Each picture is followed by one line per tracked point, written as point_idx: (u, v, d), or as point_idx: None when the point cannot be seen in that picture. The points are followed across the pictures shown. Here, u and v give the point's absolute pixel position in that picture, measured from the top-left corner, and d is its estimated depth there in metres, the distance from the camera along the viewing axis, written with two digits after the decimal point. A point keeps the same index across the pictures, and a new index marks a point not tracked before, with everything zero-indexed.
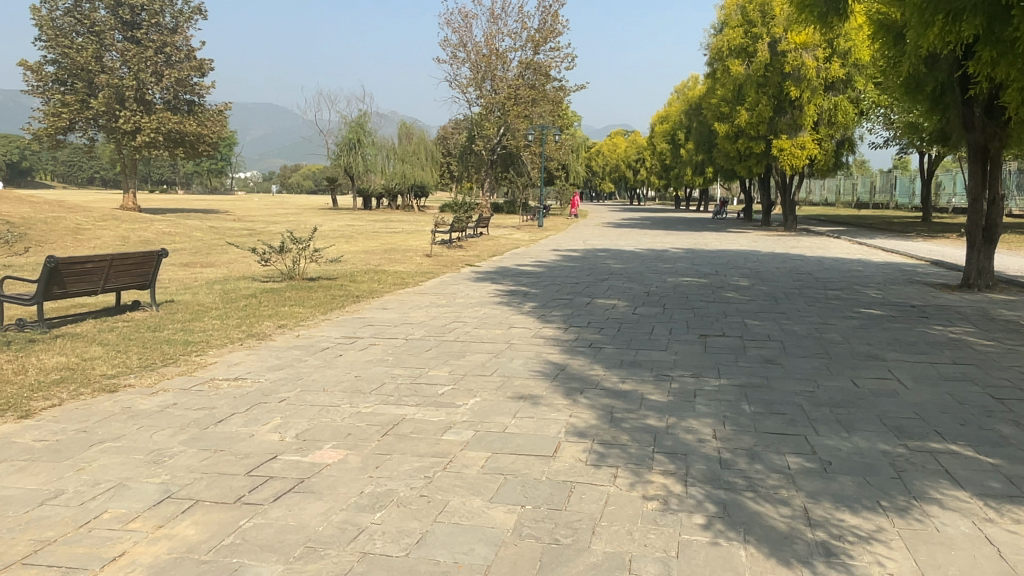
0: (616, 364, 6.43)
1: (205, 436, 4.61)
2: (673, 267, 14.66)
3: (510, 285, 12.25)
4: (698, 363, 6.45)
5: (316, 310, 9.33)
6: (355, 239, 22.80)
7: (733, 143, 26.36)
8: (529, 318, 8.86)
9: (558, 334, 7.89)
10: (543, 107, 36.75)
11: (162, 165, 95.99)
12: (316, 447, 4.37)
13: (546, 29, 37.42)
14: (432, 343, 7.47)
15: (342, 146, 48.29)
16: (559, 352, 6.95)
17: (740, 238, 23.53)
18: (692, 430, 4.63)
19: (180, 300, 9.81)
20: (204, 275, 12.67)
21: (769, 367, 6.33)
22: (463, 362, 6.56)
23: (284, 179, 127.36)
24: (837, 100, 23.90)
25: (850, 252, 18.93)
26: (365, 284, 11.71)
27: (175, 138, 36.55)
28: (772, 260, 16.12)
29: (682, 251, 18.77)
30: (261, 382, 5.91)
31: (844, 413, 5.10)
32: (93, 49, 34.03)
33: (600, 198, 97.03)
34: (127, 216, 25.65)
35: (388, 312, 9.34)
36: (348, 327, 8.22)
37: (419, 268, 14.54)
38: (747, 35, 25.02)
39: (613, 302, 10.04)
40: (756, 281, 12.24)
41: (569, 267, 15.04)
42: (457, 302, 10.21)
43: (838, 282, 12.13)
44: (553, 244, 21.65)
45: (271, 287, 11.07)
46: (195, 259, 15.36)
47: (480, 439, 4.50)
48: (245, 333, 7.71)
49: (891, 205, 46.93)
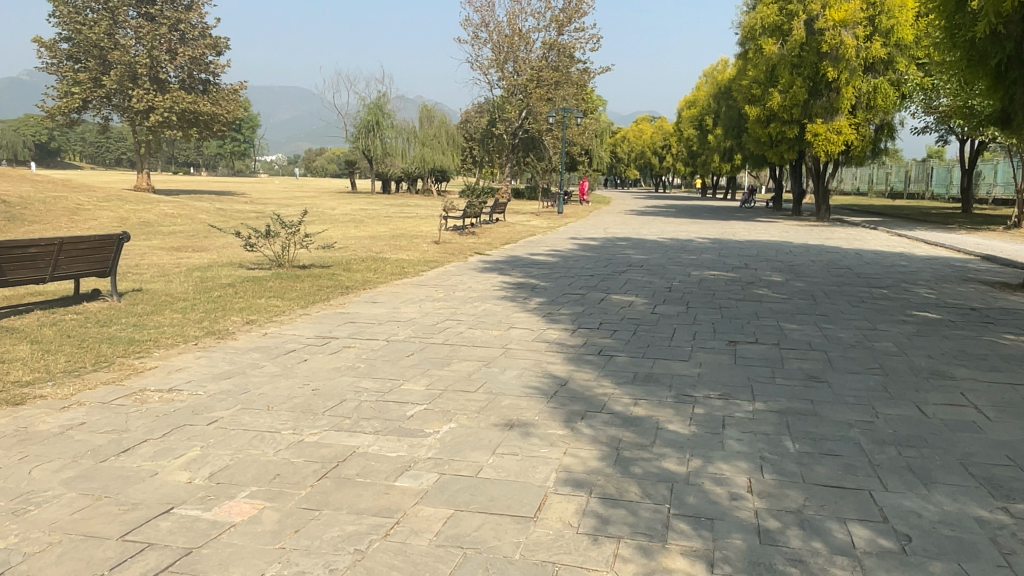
0: (628, 379, 5.35)
1: (96, 474, 3.62)
2: (698, 259, 13.51)
3: (519, 276, 11.19)
4: (728, 380, 5.34)
5: (295, 303, 8.33)
6: (362, 224, 21.81)
7: (765, 128, 24.94)
8: (533, 317, 7.81)
9: (562, 337, 6.80)
10: (567, 90, 35.41)
11: (186, 148, 95.71)
12: (228, 497, 3.36)
13: (570, 9, 36.11)
14: (416, 346, 6.43)
15: (361, 127, 47.07)
16: (562, 362, 5.88)
17: (770, 228, 22.20)
18: (722, 480, 3.55)
19: (149, 289, 8.86)
20: (189, 261, 11.73)
21: (813, 386, 5.22)
22: (447, 372, 5.50)
23: (308, 162, 126.67)
24: (877, 82, 22.32)
25: (891, 244, 17.55)
26: (358, 274, 10.72)
27: (190, 119, 35.85)
28: (807, 253, 14.85)
29: (709, 241, 17.57)
30: (197, 396, 4.90)
31: (915, 456, 3.97)
32: (106, 26, 33.27)
33: (625, 185, 95.57)
34: (132, 196, 24.90)
35: (376, 308, 8.32)
36: (326, 326, 7.21)
37: (424, 256, 13.51)
38: (782, 13, 23.64)
39: (630, 299, 8.95)
40: (792, 277, 11.04)
41: (586, 258, 13.95)
42: (455, 296, 9.17)
43: (883, 279, 10.89)
44: (572, 232, 20.51)
45: (255, 276, 10.09)
46: (188, 243, 14.46)
47: (443, 488, 3.44)
48: (204, 331, 6.75)
49: (927, 195, 45.07)
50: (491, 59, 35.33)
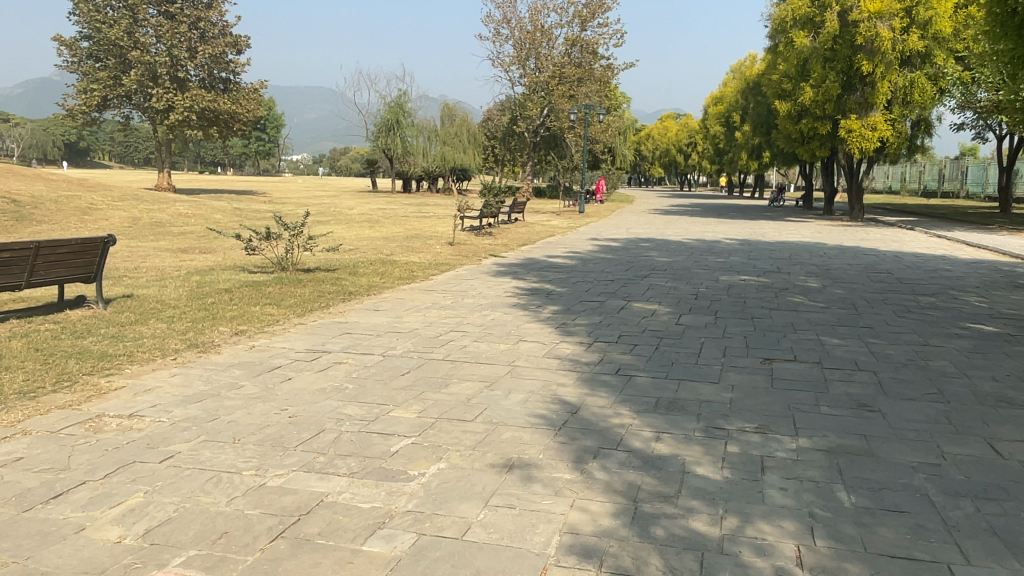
0: (649, 407, 4.68)
1: (11, 530, 3.04)
2: (725, 262, 12.78)
3: (534, 281, 10.57)
4: (765, 410, 4.66)
5: (291, 311, 7.74)
6: (378, 224, 21.28)
7: (795, 124, 24.03)
8: (546, 328, 7.17)
9: (577, 353, 6.15)
10: (589, 86, 34.68)
11: (214, 147, 96.27)
12: (158, 565, 2.76)
13: (594, 4, 35.40)
14: (415, 363, 5.81)
15: (381, 126, 46.37)
16: (575, 383, 5.23)
17: (801, 229, 21.32)
18: (764, 549, 2.88)
19: (139, 295, 8.34)
20: (191, 264, 11.24)
21: (865, 419, 4.53)
22: (445, 396, 4.87)
23: (332, 162, 127.02)
24: (914, 76, 21.31)
25: (930, 246, 16.67)
26: (364, 278, 10.14)
27: (209, 117, 35.67)
28: (841, 256, 14.04)
29: (736, 242, 16.79)
30: (159, 424, 4.31)
31: (999, 514, 3.27)
32: (126, 24, 33.12)
33: (649, 183, 94.59)
34: (148, 195, 24.64)
35: (377, 317, 7.72)
36: (319, 338, 6.62)
37: (436, 259, 12.90)
38: (815, 5, 22.75)
39: (652, 308, 8.27)
40: (828, 283, 10.29)
41: (607, 260, 13.27)
42: (464, 303, 8.57)
43: (929, 286, 10.10)
44: (594, 233, 19.80)
45: (255, 280, 9.54)
46: (196, 245, 14.00)
47: (419, 555, 2.81)
48: (186, 344, 6.19)
49: (961, 194, 43.67)
50: (512, 56, 34.75)
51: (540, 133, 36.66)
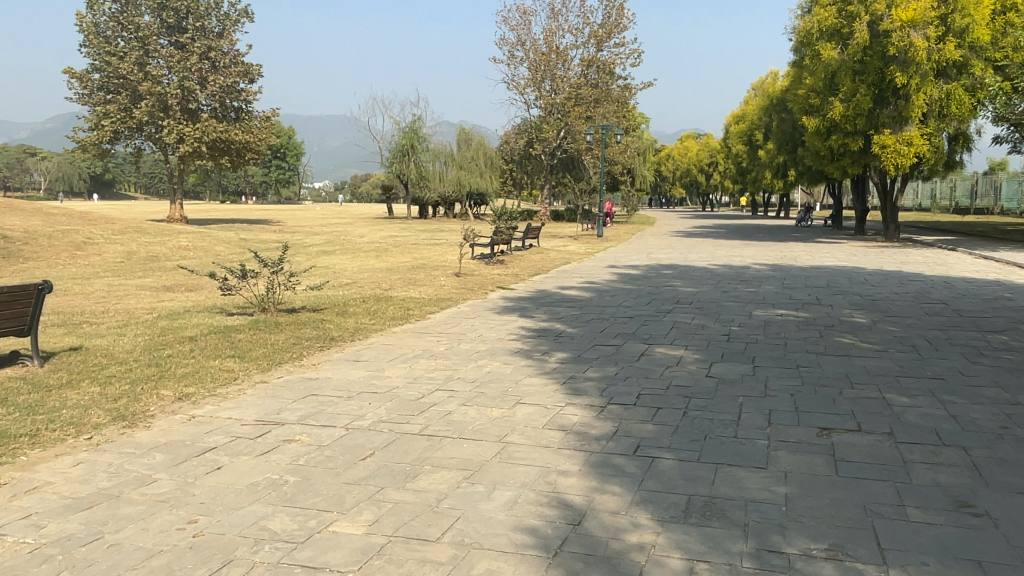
0: (677, 513, 3.49)
1: None
2: (757, 292, 11.61)
3: (543, 319, 9.45)
4: (834, 517, 3.46)
5: (254, 364, 6.65)
6: (386, 253, 20.31)
7: (824, 140, 22.81)
8: (550, 385, 6.02)
9: (586, 422, 4.97)
10: (607, 107, 33.73)
11: (234, 178, 96.62)
12: None
13: (610, 24, 34.60)
14: (384, 439, 4.66)
15: (395, 151, 45.69)
16: (579, 471, 4.07)
17: (834, 251, 20.03)
18: None
19: (89, 348, 7.32)
20: (166, 305, 10.23)
21: (972, 533, 3.30)
22: (409, 497, 3.71)
23: (353, 188, 127.16)
24: (950, 88, 19.99)
25: (977, 269, 15.34)
26: (352, 319, 9.04)
27: (220, 147, 35.19)
28: (884, 282, 12.80)
29: (766, 268, 15.61)
30: (19, 549, 3.23)
31: None
32: (137, 56, 32.83)
33: (671, 205, 93.40)
34: (152, 227, 23.99)
35: (355, 370, 6.59)
36: (277, 402, 5.51)
37: (438, 293, 11.82)
38: (842, 15, 21.64)
39: (678, 355, 7.08)
40: (878, 318, 9.04)
41: (627, 291, 12.13)
42: (461, 350, 7.47)
43: (995, 319, 8.82)
44: (612, 259, 18.65)
45: (228, 325, 8.47)
46: (183, 282, 13.09)
47: None
48: (112, 417, 5.13)
49: (995, 211, 41.97)
50: (527, 78, 34.03)
51: (556, 155, 36.12)
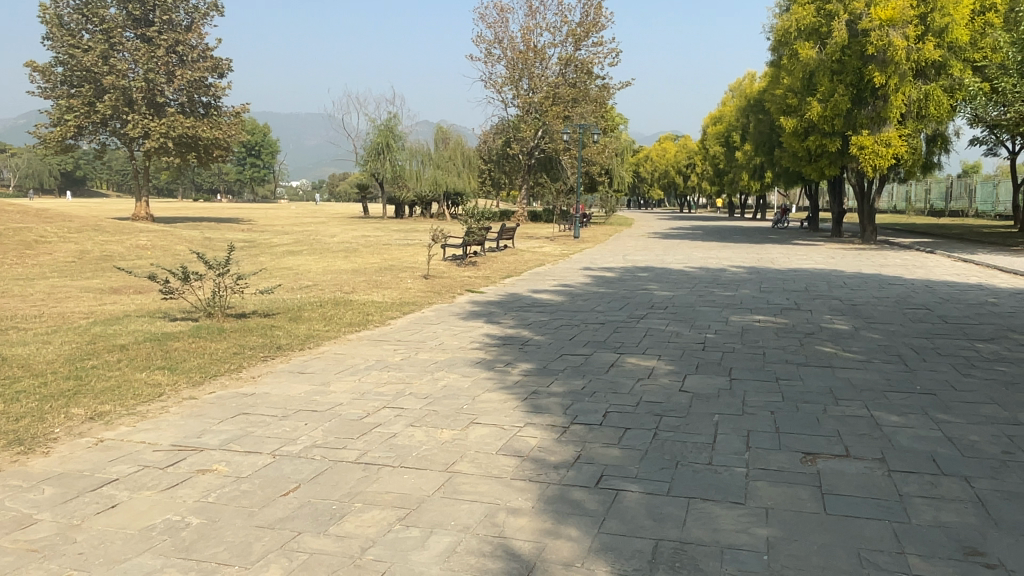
0: (641, 565, 2.97)
1: None
2: (735, 296, 11.18)
3: (510, 325, 8.92)
4: (826, 570, 2.94)
5: (186, 378, 6.03)
6: (355, 253, 19.67)
7: (802, 141, 22.53)
8: (509, 401, 5.47)
9: (544, 447, 4.43)
10: (585, 106, 33.33)
11: (208, 177, 95.06)
12: None
13: (588, 23, 34.18)
14: (312, 469, 4.06)
15: (370, 151, 45.64)
16: (530, 510, 3.51)
17: (812, 253, 19.73)
18: None
19: (7, 357, 6.67)
20: (107, 310, 9.56)
21: None
22: (328, 545, 3.14)
23: (331, 187, 125.93)
24: (929, 88, 19.75)
25: (957, 272, 15.09)
26: (304, 325, 8.42)
27: (188, 143, 34.26)
28: (864, 286, 12.43)
29: (743, 270, 15.20)
30: None
31: None
32: (101, 49, 31.80)
33: (649, 207, 93.41)
34: (113, 225, 23.11)
35: (298, 384, 5.99)
36: (200, 424, 4.91)
37: (402, 296, 11.24)
38: (820, 14, 21.36)
39: (651, 366, 6.58)
40: (860, 324, 8.62)
41: (600, 295, 11.64)
42: (418, 360, 6.90)
43: (981, 326, 8.43)
44: (587, 261, 18.16)
45: (167, 332, 7.83)
46: (132, 283, 12.39)
47: None
48: (5, 442, 4.51)
49: (970, 213, 42.06)
50: (505, 76, 33.58)
51: (534, 155, 35.68)
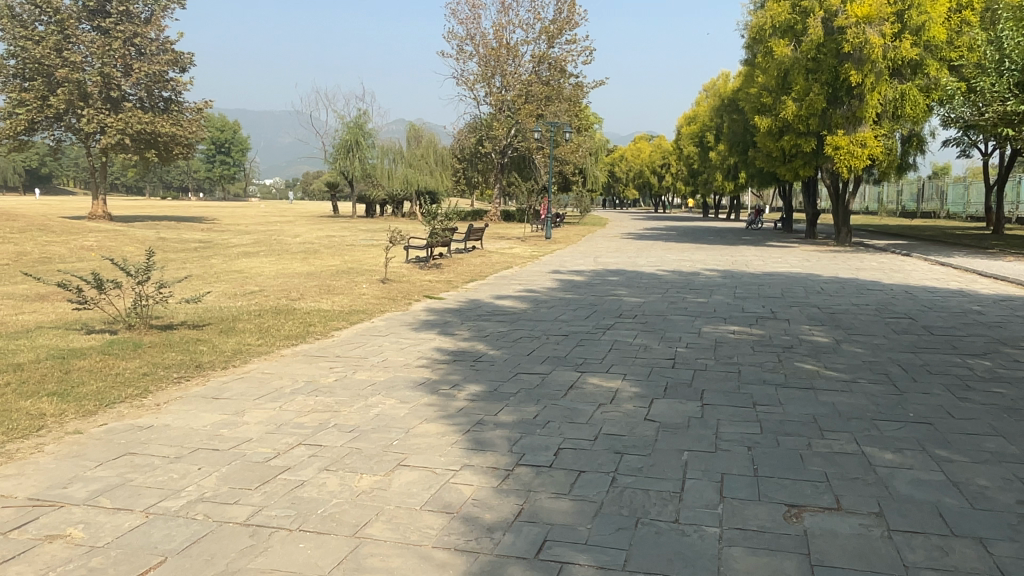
0: None
1: None
2: (708, 302, 10.55)
3: (465, 337, 8.18)
4: None
5: (75, 406, 5.20)
6: (315, 255, 18.76)
7: (776, 141, 22.01)
8: (447, 435, 4.73)
9: (480, 499, 3.69)
10: (558, 105, 32.67)
11: (177, 175, 92.85)
12: None
13: (561, 20, 33.54)
14: (189, 535, 3.30)
15: (340, 147, 44.96)
16: None
17: (788, 255, 19.22)
18: None
19: None
20: (17, 320, 8.63)
21: None
22: None
23: (305, 186, 124.10)
24: (905, 88, 19.30)
25: (937, 276, 14.64)
26: (233, 338, 7.59)
27: (147, 140, 33.01)
28: (843, 292, 11.87)
29: (718, 274, 14.60)
30: None
31: None
32: (54, 40, 30.39)
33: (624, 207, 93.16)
34: (61, 225, 21.93)
35: (206, 413, 5.18)
36: (73, 469, 4.10)
37: (352, 304, 10.43)
38: (796, 11, 20.89)
39: (614, 388, 5.86)
40: (842, 336, 7.99)
41: (567, 301, 10.93)
42: (354, 381, 6.13)
43: (969, 339, 7.87)
44: (557, 263, 17.45)
45: (74, 347, 6.96)
46: (60, 290, 11.42)
47: None
48: None
49: (942, 214, 42.04)
50: (476, 74, 32.86)
51: (506, 153, 34.94)
